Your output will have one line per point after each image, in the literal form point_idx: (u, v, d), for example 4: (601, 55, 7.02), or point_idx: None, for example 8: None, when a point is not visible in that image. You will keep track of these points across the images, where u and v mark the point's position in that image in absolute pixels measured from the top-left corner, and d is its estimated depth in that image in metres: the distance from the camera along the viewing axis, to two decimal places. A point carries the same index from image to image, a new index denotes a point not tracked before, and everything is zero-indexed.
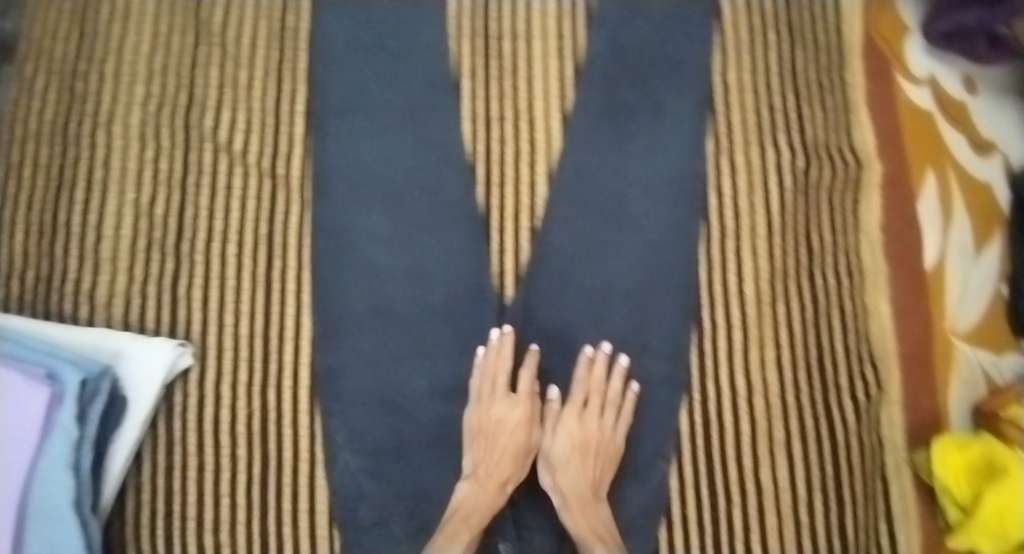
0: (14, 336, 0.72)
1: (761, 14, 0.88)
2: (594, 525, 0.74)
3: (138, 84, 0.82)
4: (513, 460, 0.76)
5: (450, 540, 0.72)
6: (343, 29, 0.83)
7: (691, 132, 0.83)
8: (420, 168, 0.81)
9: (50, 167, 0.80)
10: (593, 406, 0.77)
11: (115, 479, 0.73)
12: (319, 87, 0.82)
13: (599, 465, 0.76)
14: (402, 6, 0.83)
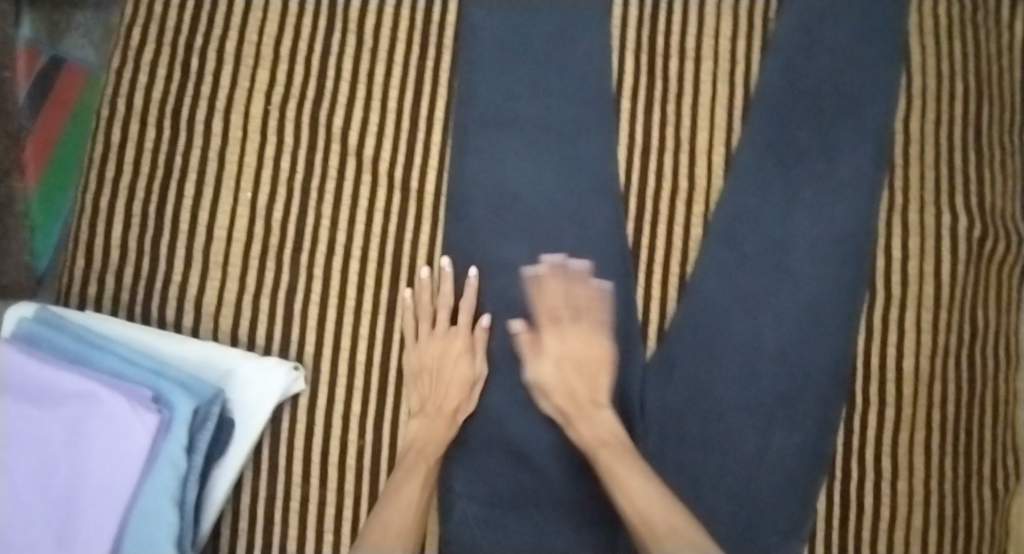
0: (114, 348, 0.64)
1: (951, 59, 0.80)
2: (599, 436, 0.66)
3: (261, 67, 0.72)
4: (463, 395, 0.69)
5: (408, 479, 0.65)
6: (494, 25, 0.73)
7: (866, 186, 0.76)
8: (568, 194, 0.73)
9: (155, 153, 0.72)
10: (564, 317, 0.69)
11: (216, 508, 0.67)
12: (464, 90, 0.73)
13: (594, 373, 0.68)
14: (565, 10, 0.73)
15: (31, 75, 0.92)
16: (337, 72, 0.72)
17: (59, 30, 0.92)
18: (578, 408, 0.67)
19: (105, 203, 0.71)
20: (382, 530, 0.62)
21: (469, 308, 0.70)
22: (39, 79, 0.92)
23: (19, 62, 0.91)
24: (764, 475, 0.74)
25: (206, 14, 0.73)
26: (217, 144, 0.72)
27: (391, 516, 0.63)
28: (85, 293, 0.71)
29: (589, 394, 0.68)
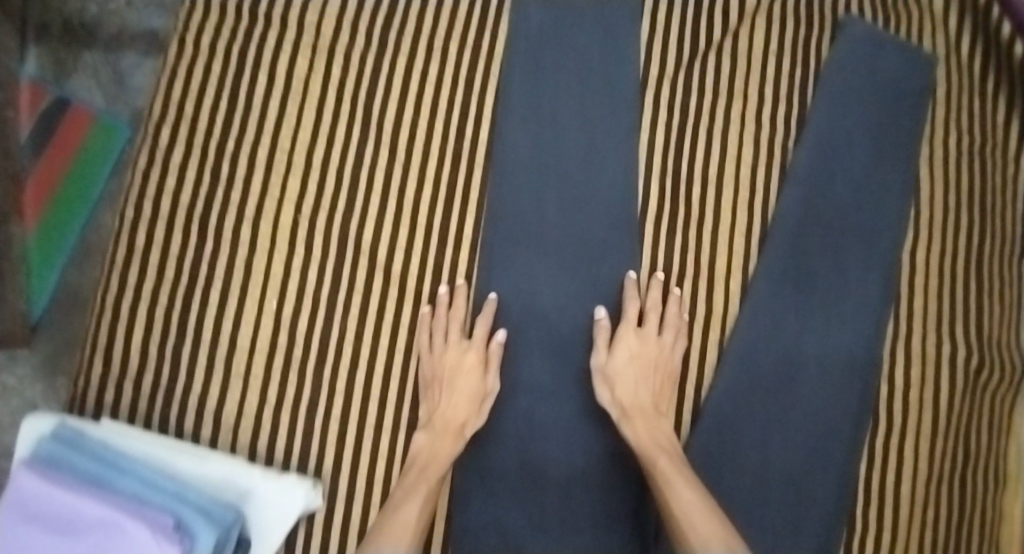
0: (134, 468, 0.64)
1: (956, 192, 0.84)
2: (656, 439, 0.68)
3: (291, 178, 0.74)
4: (470, 410, 0.69)
5: (410, 494, 0.65)
6: (525, 152, 0.76)
7: (875, 316, 0.78)
8: (590, 315, 0.75)
9: (180, 260, 0.72)
10: (650, 323, 0.73)
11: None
12: (500, 207, 0.75)
13: (659, 380, 0.72)
14: (590, 141, 0.78)
15: (34, 114, 1.02)
16: (367, 187, 0.74)
17: (66, 67, 1.04)
18: (643, 410, 0.70)
19: (126, 307, 0.71)
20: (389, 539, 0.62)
21: (486, 324, 0.72)
22: (41, 119, 1.02)
23: (21, 96, 1.02)
24: None
25: (241, 122, 0.75)
26: (243, 253, 0.73)
27: (393, 531, 0.62)
28: (101, 399, 0.71)
29: (650, 398, 0.71)
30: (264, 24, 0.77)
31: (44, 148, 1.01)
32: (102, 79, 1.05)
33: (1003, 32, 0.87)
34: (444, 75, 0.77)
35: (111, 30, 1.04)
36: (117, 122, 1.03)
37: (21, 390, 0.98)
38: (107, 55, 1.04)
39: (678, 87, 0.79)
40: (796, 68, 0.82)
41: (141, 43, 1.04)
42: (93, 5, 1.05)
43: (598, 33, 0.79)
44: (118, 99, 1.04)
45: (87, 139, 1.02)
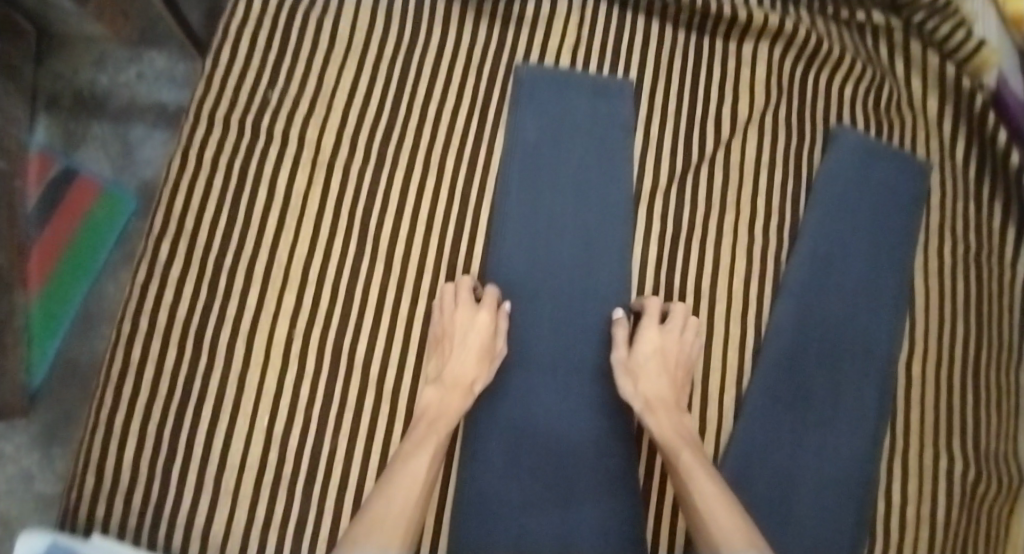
0: None
1: (952, 299, 0.84)
2: (678, 432, 0.70)
3: (287, 293, 0.74)
4: (480, 369, 0.72)
5: (420, 452, 0.66)
6: (519, 267, 0.78)
7: (867, 431, 0.79)
8: (582, 431, 0.76)
9: (176, 374, 0.72)
10: (671, 318, 0.76)
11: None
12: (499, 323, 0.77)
13: (675, 373, 0.74)
14: (587, 258, 0.79)
15: (41, 183, 1.04)
16: (363, 302, 0.75)
17: (76, 139, 1.07)
18: (664, 404, 0.72)
19: (121, 421, 0.71)
20: (394, 502, 0.62)
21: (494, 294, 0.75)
22: (48, 189, 1.04)
23: (31, 165, 1.04)
24: None
25: (241, 236, 0.75)
26: (238, 366, 0.72)
27: (399, 493, 0.62)
28: (91, 516, 0.69)
29: (670, 388, 0.73)
30: (266, 139, 0.77)
31: (51, 216, 1.03)
32: (110, 149, 1.07)
33: (1000, 139, 0.87)
34: (441, 189, 0.78)
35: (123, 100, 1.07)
36: (125, 193, 1.05)
37: (17, 460, 0.97)
38: (118, 125, 1.07)
39: (671, 201, 0.81)
40: (789, 178, 0.84)
41: (151, 115, 1.07)
42: (104, 77, 1.08)
43: (595, 151, 0.81)
44: (126, 169, 1.06)
45: (92, 209, 1.04)
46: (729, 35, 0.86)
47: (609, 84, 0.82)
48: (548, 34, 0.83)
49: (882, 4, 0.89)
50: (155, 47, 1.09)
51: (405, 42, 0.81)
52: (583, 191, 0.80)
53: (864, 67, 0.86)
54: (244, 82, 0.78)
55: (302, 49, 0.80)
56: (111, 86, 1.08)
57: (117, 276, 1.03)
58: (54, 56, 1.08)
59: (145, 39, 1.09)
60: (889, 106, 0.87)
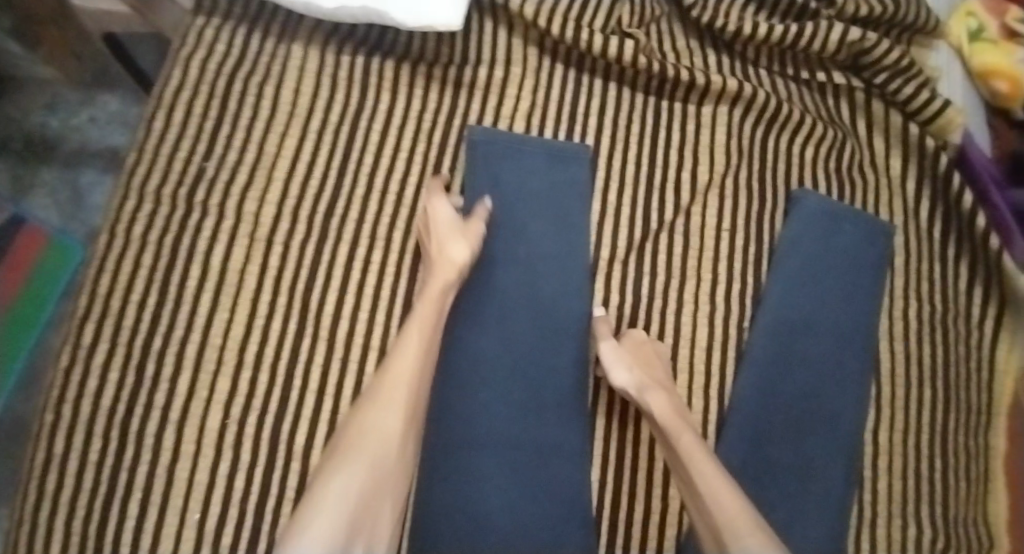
0: None
1: (919, 363, 0.82)
2: (680, 418, 0.68)
3: (225, 373, 0.69)
4: (461, 239, 0.70)
5: (413, 323, 0.66)
6: (472, 336, 0.75)
7: (837, 505, 0.76)
8: (541, 518, 0.71)
9: (100, 468, 0.65)
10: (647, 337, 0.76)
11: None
12: (450, 393, 0.73)
13: (664, 372, 0.73)
14: (547, 325, 0.76)
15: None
16: (305, 383, 0.70)
17: (22, 183, 1.04)
18: (659, 385, 0.71)
19: (40, 522, 0.64)
20: (400, 370, 0.63)
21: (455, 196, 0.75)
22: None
23: None
24: None
25: (173, 315, 0.70)
26: (168, 456, 0.66)
27: (398, 372, 0.62)
28: None
29: (665, 381, 0.72)
30: (203, 212, 0.72)
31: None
32: (59, 195, 1.04)
33: (965, 202, 0.84)
34: (389, 261, 0.74)
35: (72, 147, 1.05)
36: (74, 241, 1.01)
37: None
38: (68, 171, 1.05)
39: (629, 268, 0.79)
40: (751, 242, 0.81)
41: (102, 160, 1.06)
42: (55, 120, 1.06)
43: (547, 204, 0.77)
44: (74, 219, 1.04)
45: (37, 262, 0.98)
46: (687, 96, 0.84)
47: (565, 148, 0.80)
48: (502, 97, 0.81)
49: (844, 63, 0.87)
50: (109, 89, 1.07)
51: (351, 106, 0.78)
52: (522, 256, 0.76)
53: (826, 128, 0.85)
54: (178, 153, 0.74)
55: (241, 113, 0.76)
56: (62, 131, 1.05)
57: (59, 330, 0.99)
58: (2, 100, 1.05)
59: (99, 81, 1.07)
60: (850, 167, 0.86)
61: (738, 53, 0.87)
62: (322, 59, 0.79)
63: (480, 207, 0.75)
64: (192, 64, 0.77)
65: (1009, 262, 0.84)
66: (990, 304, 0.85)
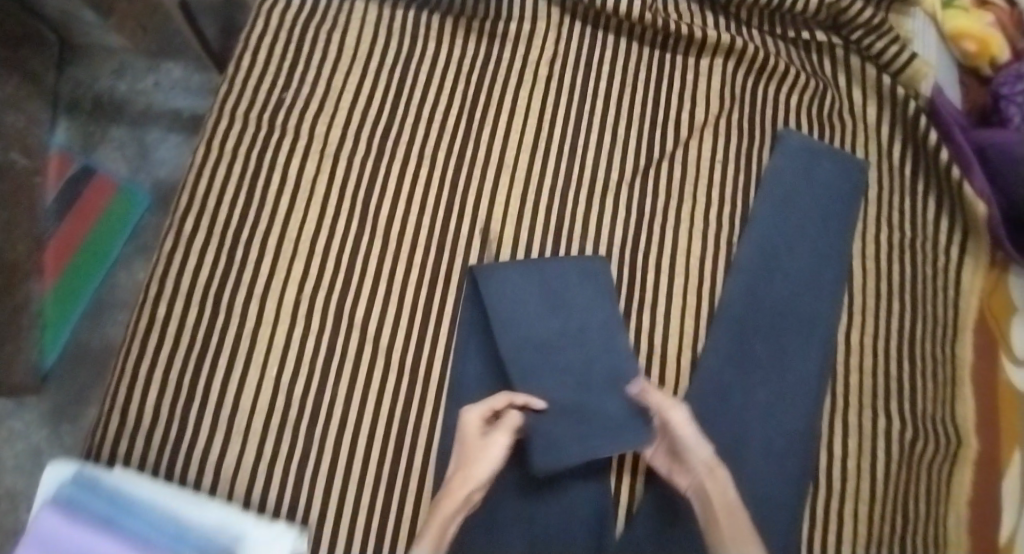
0: (126, 505, 0.73)
1: (888, 280, 0.93)
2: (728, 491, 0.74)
3: (297, 261, 0.85)
4: (468, 465, 0.74)
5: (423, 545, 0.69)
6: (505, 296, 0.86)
7: (810, 391, 0.88)
8: (548, 419, 0.81)
9: (195, 330, 0.82)
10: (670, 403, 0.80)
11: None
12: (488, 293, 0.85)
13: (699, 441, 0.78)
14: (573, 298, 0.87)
15: (61, 179, 1.25)
16: (362, 270, 0.85)
17: (94, 138, 1.28)
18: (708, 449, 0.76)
19: (148, 370, 0.81)
20: None
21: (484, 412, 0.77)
22: (67, 184, 1.25)
23: (50, 162, 1.25)
24: None
25: (255, 216, 0.85)
26: (251, 324, 0.83)
27: None
28: (113, 449, 0.79)
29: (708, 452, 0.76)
30: (280, 132, 0.88)
31: (68, 211, 1.23)
32: (127, 150, 1.28)
33: (930, 140, 0.96)
34: (431, 177, 0.89)
35: (139, 108, 1.29)
36: (140, 191, 1.26)
37: (29, 435, 1.17)
38: (135, 129, 1.28)
39: (635, 189, 0.92)
40: (741, 172, 0.94)
41: (165, 121, 1.29)
42: (122, 85, 1.30)
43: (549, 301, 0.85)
44: (141, 170, 1.27)
45: (105, 206, 1.25)
46: (688, 50, 0.98)
47: (589, 116, 0.94)
48: (529, 46, 0.96)
49: (825, 24, 1.01)
50: (172, 59, 1.29)
51: (403, 52, 0.94)
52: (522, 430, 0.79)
53: (809, 79, 0.98)
54: (260, 87, 0.90)
55: (312, 56, 0.92)
56: (129, 93, 1.29)
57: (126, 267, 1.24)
58: (79, 66, 1.30)
59: (160, 53, 1.30)
60: (832, 112, 0.98)
61: (734, 14, 1.01)
62: (380, 13, 0.96)
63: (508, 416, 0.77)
64: (274, 15, 0.94)
65: (969, 189, 0.94)
66: (955, 232, 0.96)
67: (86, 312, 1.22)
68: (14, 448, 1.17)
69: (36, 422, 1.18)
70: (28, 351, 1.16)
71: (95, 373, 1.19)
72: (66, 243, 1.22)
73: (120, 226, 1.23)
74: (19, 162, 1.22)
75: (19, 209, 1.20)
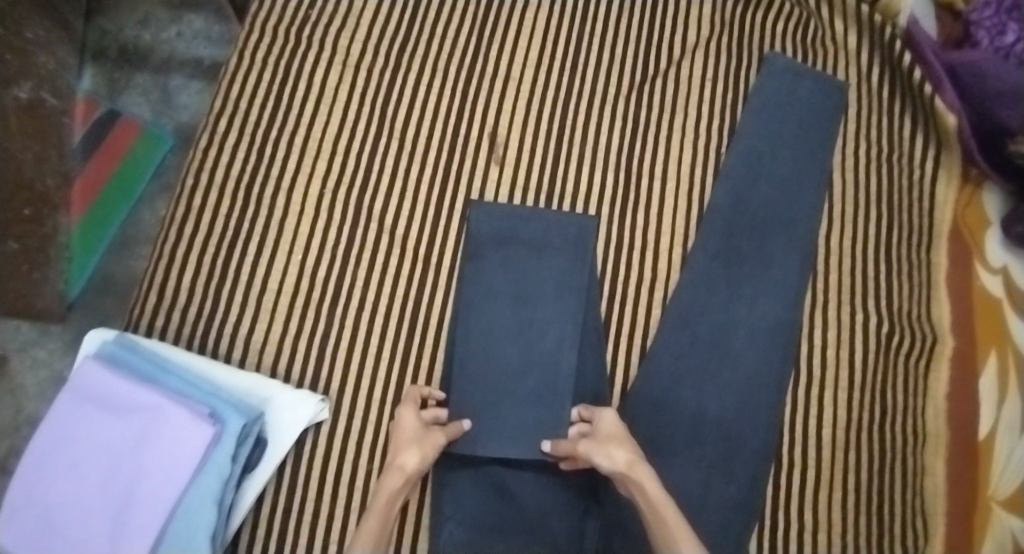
0: (165, 366, 0.80)
1: (866, 190, 1.00)
2: (651, 488, 0.75)
3: (321, 159, 0.95)
4: (389, 469, 0.78)
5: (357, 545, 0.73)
6: (497, 221, 0.92)
7: (792, 284, 0.94)
8: (542, 310, 0.90)
9: (227, 219, 0.91)
10: (592, 426, 0.83)
11: (228, 538, 0.79)
12: (486, 214, 0.92)
13: (626, 446, 0.78)
14: (559, 217, 0.93)
15: (86, 123, 1.16)
16: (379, 168, 0.95)
17: (119, 86, 1.20)
18: (628, 454, 0.77)
19: (181, 254, 0.90)
20: None
21: (403, 424, 0.81)
22: (92, 128, 1.16)
23: (77, 109, 1.17)
24: (708, 506, 0.88)
25: (283, 120, 0.96)
26: (279, 215, 0.92)
27: None
28: (151, 323, 0.88)
29: (627, 455, 0.77)
30: (307, 45, 0.99)
31: (94, 152, 1.15)
32: (151, 96, 1.20)
33: (904, 62, 1.03)
34: (442, 89, 0.98)
35: (162, 55, 1.21)
36: (163, 133, 1.18)
37: (51, 363, 1.09)
38: (158, 76, 1.20)
39: (630, 103, 1.00)
40: (729, 89, 1.02)
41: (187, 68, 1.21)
42: (147, 34, 1.22)
43: (540, 220, 0.92)
44: (164, 113, 1.19)
45: (132, 148, 1.17)
46: None
47: (589, 36, 1.03)
48: None
49: None
50: (195, 10, 1.23)
51: None
52: (450, 435, 0.83)
53: (792, 9, 1.05)
54: (288, 7, 1.00)
55: None
56: (152, 43, 1.22)
57: (153, 206, 1.15)
58: (102, 16, 1.23)
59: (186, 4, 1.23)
60: (815, 38, 1.05)
61: None
62: None
63: (455, 425, 0.84)
64: None
65: (940, 103, 1.01)
66: (929, 147, 1.03)
67: (109, 249, 1.14)
68: (36, 376, 1.08)
69: (59, 351, 1.09)
70: (53, 281, 1.08)
71: (117, 309, 1.11)
72: (91, 185, 1.14)
73: (150, 168, 1.16)
74: (49, 102, 1.10)
75: (48, 149, 1.09)
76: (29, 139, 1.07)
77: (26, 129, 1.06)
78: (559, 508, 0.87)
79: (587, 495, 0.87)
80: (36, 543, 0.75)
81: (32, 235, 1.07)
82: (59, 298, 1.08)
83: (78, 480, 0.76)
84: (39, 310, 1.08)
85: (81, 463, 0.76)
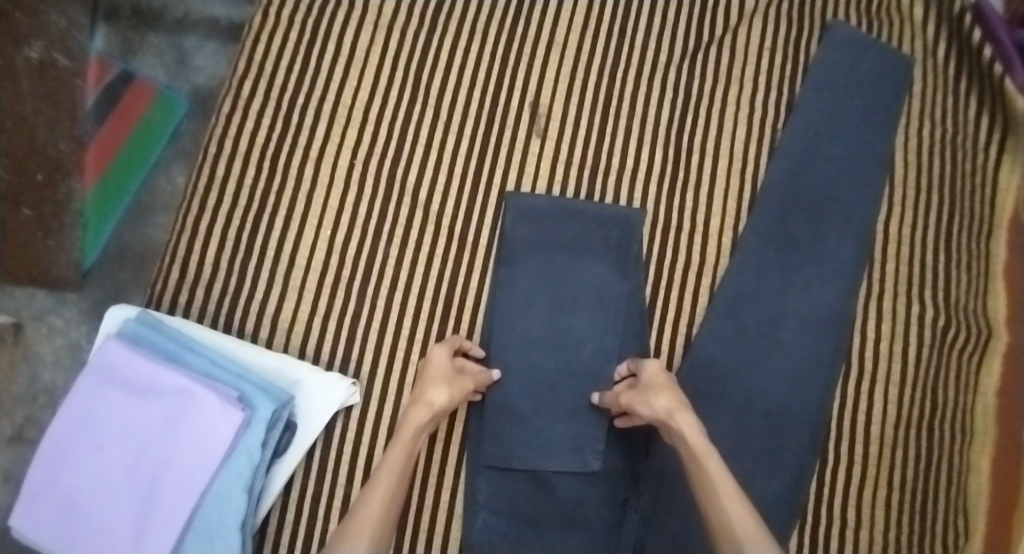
0: (190, 345, 0.76)
1: (927, 173, 0.95)
2: (693, 439, 0.71)
3: (352, 127, 0.89)
4: (417, 404, 0.75)
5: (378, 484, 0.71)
6: (538, 207, 0.87)
7: (846, 273, 0.89)
8: (585, 293, 0.86)
9: (254, 188, 0.87)
10: (636, 374, 0.80)
11: (257, 522, 0.77)
12: (530, 201, 0.87)
13: (670, 393, 0.75)
14: (607, 212, 0.87)
15: (99, 86, 1.05)
16: (414, 138, 0.89)
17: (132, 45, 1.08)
18: (671, 402, 0.74)
19: (205, 225, 0.85)
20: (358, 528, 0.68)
21: (436, 363, 0.78)
22: (105, 91, 1.05)
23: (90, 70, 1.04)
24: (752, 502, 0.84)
25: (311, 84, 0.90)
26: (306, 186, 0.87)
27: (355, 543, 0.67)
28: (175, 298, 0.84)
29: (670, 405, 0.74)
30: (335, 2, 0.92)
31: (107, 116, 1.04)
32: (165, 55, 1.09)
33: (974, 37, 0.96)
34: (480, 54, 0.92)
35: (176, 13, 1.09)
36: (179, 97, 1.08)
37: (67, 331, 1.02)
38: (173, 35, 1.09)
39: (682, 73, 0.93)
40: (787, 62, 0.95)
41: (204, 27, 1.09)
42: None
43: (585, 206, 0.87)
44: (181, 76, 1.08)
45: (147, 113, 1.06)
46: None
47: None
48: None
49: None
50: None
51: None
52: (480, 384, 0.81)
53: None
54: None
55: None
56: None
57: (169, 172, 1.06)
58: None
59: None
60: (880, 8, 0.98)
61: None
62: None
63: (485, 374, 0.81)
64: None
65: (1009, 85, 0.95)
66: (995, 128, 0.96)
67: (124, 216, 1.05)
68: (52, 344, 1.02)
69: (77, 319, 1.02)
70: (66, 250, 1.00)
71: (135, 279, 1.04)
72: (106, 150, 1.04)
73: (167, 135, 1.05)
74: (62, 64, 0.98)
75: (61, 113, 0.98)
76: (45, 103, 0.98)
77: (40, 92, 0.97)
78: (597, 499, 0.83)
79: (627, 486, 0.84)
80: (60, 527, 0.72)
81: (47, 203, 0.98)
82: (71, 268, 1.01)
83: (101, 464, 0.72)
84: (52, 279, 1.01)
85: (105, 447, 0.73)
